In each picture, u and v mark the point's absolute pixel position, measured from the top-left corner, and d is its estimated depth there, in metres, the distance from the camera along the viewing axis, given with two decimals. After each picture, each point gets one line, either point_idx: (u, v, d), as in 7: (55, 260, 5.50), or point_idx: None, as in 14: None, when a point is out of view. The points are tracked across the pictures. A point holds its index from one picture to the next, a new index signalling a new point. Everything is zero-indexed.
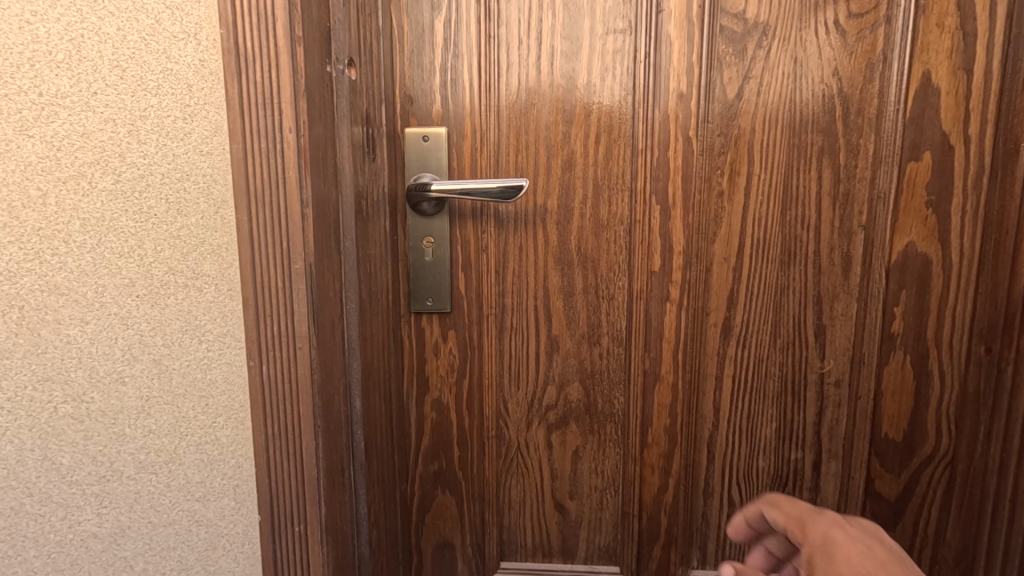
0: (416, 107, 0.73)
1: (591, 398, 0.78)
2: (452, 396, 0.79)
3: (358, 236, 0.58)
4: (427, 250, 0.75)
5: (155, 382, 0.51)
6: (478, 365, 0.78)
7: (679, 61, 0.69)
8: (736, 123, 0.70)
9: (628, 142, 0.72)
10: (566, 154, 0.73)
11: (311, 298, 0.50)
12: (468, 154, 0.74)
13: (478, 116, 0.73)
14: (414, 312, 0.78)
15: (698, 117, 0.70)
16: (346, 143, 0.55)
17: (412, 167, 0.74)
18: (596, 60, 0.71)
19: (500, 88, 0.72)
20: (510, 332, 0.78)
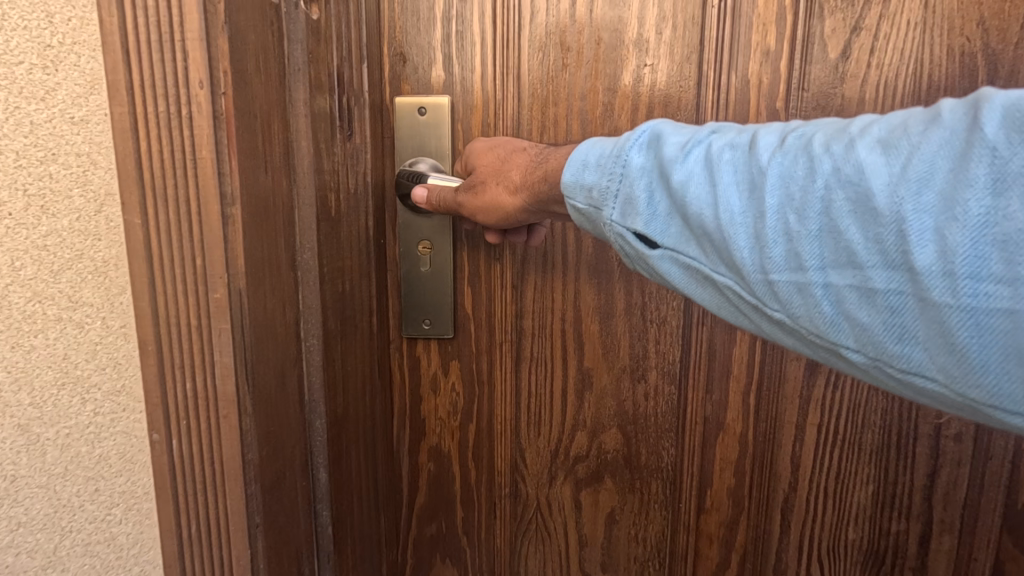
0: (416, 71, 0.58)
1: (631, 449, 0.64)
2: (454, 445, 0.65)
3: (323, 248, 0.41)
4: (423, 258, 0.60)
5: (22, 458, 0.34)
6: (490, 403, 0.63)
7: (769, 6, 0.53)
8: (839, 91, 0.54)
9: (689, 117, 0.57)
10: (607, 133, 0.58)
11: (241, 343, 0.33)
12: (477, 132, 0.58)
13: (492, 81, 0.57)
14: (406, 336, 0.62)
15: (788, 84, 0.54)
16: (301, 110, 0.38)
17: (405, 150, 0.58)
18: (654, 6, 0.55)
19: (521, 45, 0.57)
20: (531, 363, 0.63)
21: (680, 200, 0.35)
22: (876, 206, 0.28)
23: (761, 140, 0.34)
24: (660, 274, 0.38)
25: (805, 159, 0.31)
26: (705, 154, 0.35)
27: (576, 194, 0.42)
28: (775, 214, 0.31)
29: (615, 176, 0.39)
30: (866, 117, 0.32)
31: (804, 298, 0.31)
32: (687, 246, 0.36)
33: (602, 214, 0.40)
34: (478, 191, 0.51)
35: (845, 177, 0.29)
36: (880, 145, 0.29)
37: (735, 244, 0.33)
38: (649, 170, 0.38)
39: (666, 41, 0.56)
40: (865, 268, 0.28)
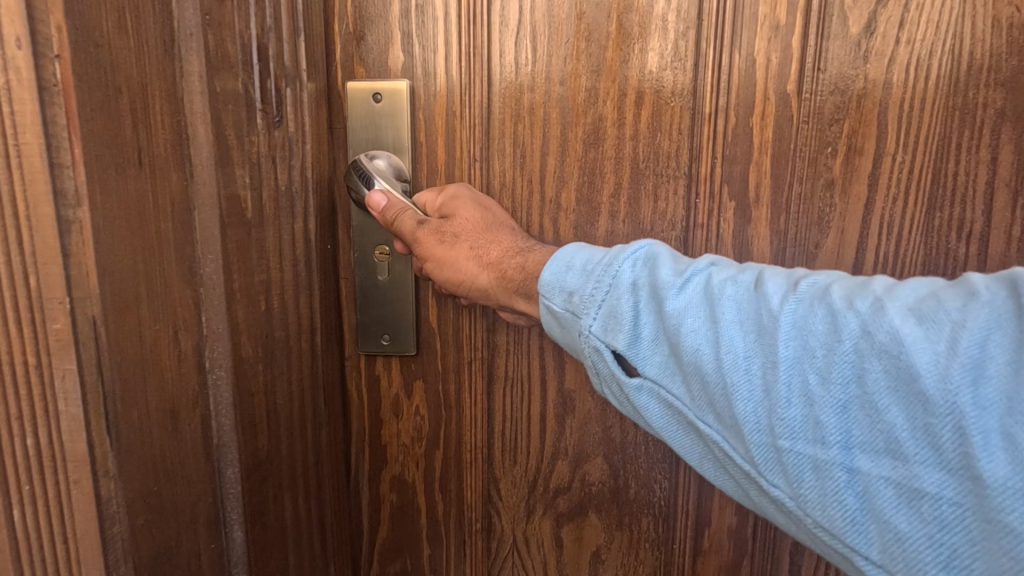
0: (370, 50, 0.50)
1: (619, 481, 0.57)
2: (419, 474, 0.57)
3: (232, 257, 0.34)
4: (381, 265, 0.53)
5: None
6: (459, 428, 0.56)
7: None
8: (861, 73, 0.47)
9: (685, 102, 0.49)
10: (591, 122, 0.51)
11: (96, 377, 0.26)
12: (441, 120, 0.51)
13: (459, 62, 0.50)
14: (363, 354, 0.55)
15: (801, 63, 0.46)
16: (196, 88, 0.32)
17: (356, 141, 0.50)
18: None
19: (491, 20, 0.50)
20: (506, 383, 0.56)
21: (676, 332, 0.35)
22: (922, 387, 0.27)
23: (768, 281, 0.34)
24: (642, 407, 0.37)
25: (823, 310, 0.31)
26: (705, 285, 0.36)
27: (552, 295, 0.42)
28: (790, 369, 0.30)
29: (602, 284, 0.39)
30: (883, 277, 0.33)
31: (820, 478, 0.30)
32: (673, 382, 0.35)
33: (583, 323, 0.39)
34: (448, 244, 0.46)
35: (878, 345, 0.29)
36: (912, 313, 0.29)
37: (737, 395, 0.32)
38: (645, 290, 0.37)
39: (658, 15, 0.48)
40: (909, 460, 0.27)
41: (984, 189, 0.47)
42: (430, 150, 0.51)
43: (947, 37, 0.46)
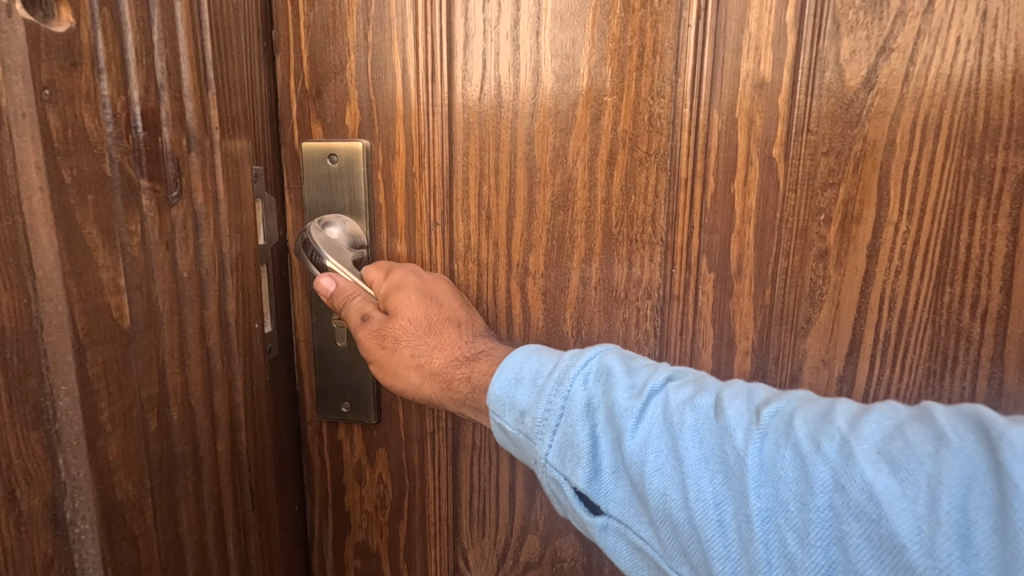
0: (327, 108, 0.48)
1: (593, 558, 0.53)
2: (383, 542, 0.55)
3: (103, 386, 0.31)
4: (339, 331, 0.50)
5: None
6: (424, 499, 0.54)
7: (763, 21, 0.41)
8: (858, 133, 0.42)
9: (661, 163, 0.45)
10: (559, 183, 0.47)
11: None
12: (401, 181, 0.48)
13: (418, 120, 0.47)
14: (324, 420, 0.53)
15: (789, 123, 0.42)
16: (39, 210, 0.27)
17: (313, 204, 0.48)
18: (616, 25, 0.44)
19: (453, 76, 0.47)
20: (473, 454, 0.53)
21: (640, 472, 0.32)
22: (909, 557, 0.25)
23: (729, 410, 0.32)
24: (607, 547, 0.34)
25: (791, 452, 0.29)
26: (664, 411, 0.34)
27: (503, 413, 0.38)
28: (765, 525, 0.28)
29: (553, 406, 0.36)
30: (843, 405, 0.32)
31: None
32: (640, 524, 0.33)
33: (537, 450, 0.36)
34: (390, 349, 0.43)
35: (855, 502, 0.27)
36: (883, 461, 0.27)
37: (713, 553, 0.29)
38: (602, 412, 0.35)
39: (632, 68, 0.44)
40: None
41: (1002, 264, 0.42)
42: (390, 212, 0.49)
43: (958, 94, 0.40)
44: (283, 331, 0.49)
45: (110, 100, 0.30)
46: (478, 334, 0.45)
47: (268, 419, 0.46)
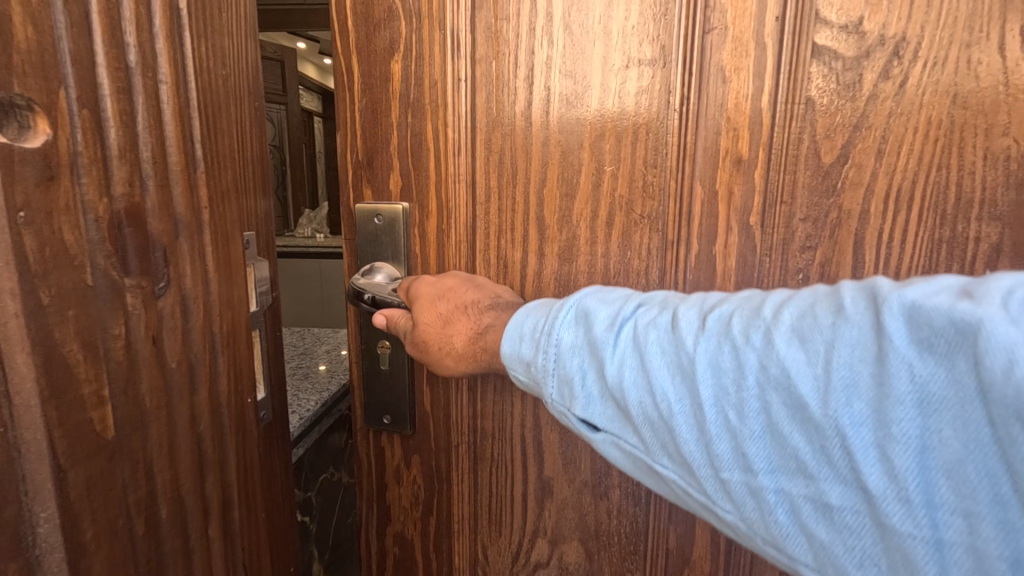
0: (374, 175, 0.58)
1: (595, 563, 0.60)
2: (417, 533, 0.65)
3: (88, 510, 0.28)
4: (383, 357, 0.61)
5: None
6: (449, 500, 0.63)
7: (740, 106, 0.46)
8: (834, 203, 0.46)
9: (652, 225, 0.51)
10: (564, 239, 0.54)
11: None
12: (433, 236, 0.58)
13: (447, 186, 0.56)
14: (370, 429, 0.64)
15: (764, 195, 0.47)
16: (16, 337, 0.24)
17: (362, 255, 0.59)
18: (613, 105, 0.50)
19: (476, 149, 0.55)
20: (491, 465, 0.62)
21: (620, 388, 0.37)
22: (811, 412, 0.29)
23: (680, 319, 0.36)
24: (608, 454, 0.40)
25: (728, 346, 0.32)
26: (633, 333, 0.37)
27: (515, 366, 0.45)
28: (713, 409, 0.32)
29: (547, 355, 0.41)
30: (776, 295, 0.34)
31: (757, 502, 0.32)
32: (627, 432, 0.38)
33: (545, 393, 0.42)
34: (426, 350, 0.51)
35: (773, 377, 0.30)
36: (796, 338, 0.30)
37: (679, 437, 0.34)
38: (585, 347, 0.40)
39: (627, 143, 0.51)
40: (817, 479, 0.29)
41: None
42: (424, 261, 0.58)
43: (930, 168, 0.43)
44: (277, 399, 0.45)
45: (93, 205, 0.27)
46: (484, 310, 0.51)
47: (260, 498, 0.42)
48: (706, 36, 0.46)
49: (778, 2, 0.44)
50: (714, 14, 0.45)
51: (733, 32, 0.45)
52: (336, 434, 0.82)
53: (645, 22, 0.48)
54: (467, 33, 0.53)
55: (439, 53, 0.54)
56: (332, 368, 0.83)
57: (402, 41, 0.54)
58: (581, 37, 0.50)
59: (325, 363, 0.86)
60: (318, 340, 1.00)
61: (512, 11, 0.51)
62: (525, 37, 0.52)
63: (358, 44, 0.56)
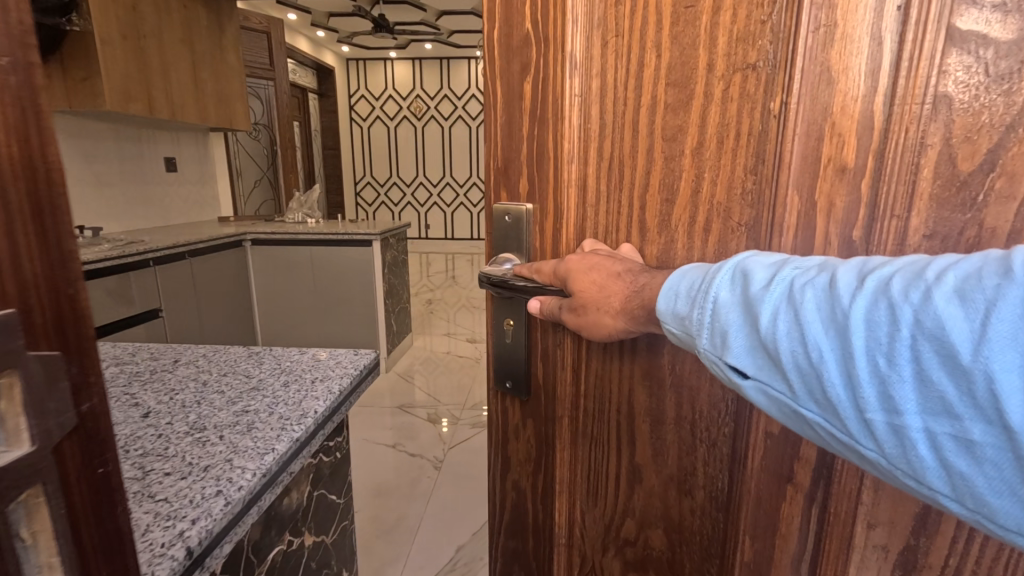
0: (508, 179, 0.68)
1: (676, 554, 0.64)
2: (529, 485, 0.76)
3: None
4: (508, 331, 0.73)
5: None
6: (551, 464, 0.72)
7: (846, 108, 0.43)
8: (966, 219, 0.40)
9: (748, 234, 0.50)
10: (663, 242, 0.57)
11: None
12: (550, 233, 0.66)
13: (559, 191, 0.63)
14: (496, 389, 0.76)
15: (872, 207, 0.43)
16: None
17: (497, 245, 0.71)
18: (715, 112, 0.50)
19: (589, 155, 0.61)
20: (590, 442, 0.68)
21: (772, 339, 0.41)
22: (961, 361, 0.32)
23: (840, 281, 0.39)
24: (753, 399, 0.44)
25: (885, 303, 0.36)
26: (788, 291, 0.42)
27: (669, 322, 0.50)
28: (865, 360, 0.36)
29: (703, 309, 0.47)
30: (939, 257, 0.36)
31: (900, 441, 0.35)
32: (776, 380, 0.42)
33: (697, 343, 0.47)
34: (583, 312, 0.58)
35: (928, 330, 0.33)
36: (957, 296, 0.33)
37: (828, 382, 0.38)
38: (742, 304, 0.44)
39: (727, 151, 0.50)
40: (962, 420, 0.32)
41: None
42: (542, 253, 0.68)
43: None
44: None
45: None
46: (638, 274, 0.56)
47: None
48: (811, 34, 0.44)
49: None
50: (823, 10, 0.43)
51: (841, 30, 0.43)
52: (287, 496, 0.82)
53: (750, 25, 0.47)
54: (584, 52, 0.58)
55: (560, 70, 0.59)
56: (285, 418, 0.70)
57: (532, 63, 0.62)
58: (685, 46, 0.51)
59: (274, 404, 0.74)
60: (270, 364, 0.89)
61: (626, 30, 0.55)
62: (634, 53, 0.55)
63: (499, 67, 0.65)
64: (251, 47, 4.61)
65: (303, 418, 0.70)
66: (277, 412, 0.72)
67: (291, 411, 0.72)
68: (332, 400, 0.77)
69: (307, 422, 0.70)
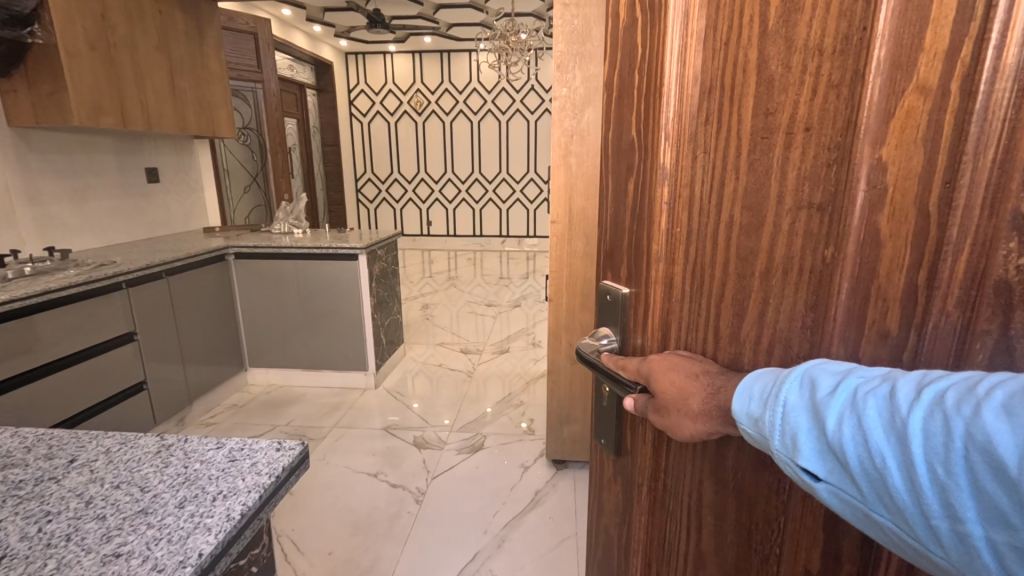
0: (614, 262, 0.72)
1: None
2: (616, 531, 0.78)
3: None
4: (605, 394, 0.77)
5: None
6: (630, 525, 0.74)
7: (893, 277, 0.44)
8: None
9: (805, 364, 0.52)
10: (731, 352, 0.57)
11: None
12: (642, 313, 0.66)
13: (642, 282, 0.65)
14: (598, 441, 0.82)
15: None
16: None
17: (602, 317, 0.75)
18: (782, 244, 0.51)
19: (683, 249, 0.59)
20: (665, 514, 0.68)
21: (839, 443, 0.41)
22: (1010, 474, 0.33)
23: (899, 391, 0.39)
24: (826, 501, 0.44)
25: (940, 414, 0.37)
26: (852, 397, 0.42)
27: (744, 422, 0.49)
28: (925, 468, 0.37)
29: (773, 410, 0.46)
30: (992, 376, 0.37)
31: (965, 549, 0.35)
32: (847, 484, 0.42)
33: (770, 445, 0.47)
34: (663, 415, 0.59)
35: (979, 443, 0.34)
36: (1005, 412, 0.34)
37: (894, 488, 0.38)
38: (810, 407, 0.44)
39: (790, 282, 0.51)
40: (1018, 531, 0.33)
41: None
42: (636, 336, 0.68)
43: None
44: None
45: None
46: (714, 374, 0.56)
47: None
48: (865, 191, 0.44)
49: (948, 167, 0.40)
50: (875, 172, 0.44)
51: (893, 194, 0.43)
52: None
53: (817, 167, 0.48)
54: (672, 162, 0.58)
55: (645, 167, 0.62)
56: (154, 564, 0.69)
57: (635, 167, 0.64)
58: (759, 174, 0.52)
59: (154, 539, 0.73)
60: (173, 468, 0.89)
61: (713, 148, 0.55)
62: (717, 169, 0.55)
63: (614, 155, 0.70)
64: (258, 51, 4.60)
65: (179, 569, 0.68)
66: (152, 560, 0.69)
67: (171, 557, 0.70)
68: (223, 536, 0.74)
69: (183, 572, 0.67)
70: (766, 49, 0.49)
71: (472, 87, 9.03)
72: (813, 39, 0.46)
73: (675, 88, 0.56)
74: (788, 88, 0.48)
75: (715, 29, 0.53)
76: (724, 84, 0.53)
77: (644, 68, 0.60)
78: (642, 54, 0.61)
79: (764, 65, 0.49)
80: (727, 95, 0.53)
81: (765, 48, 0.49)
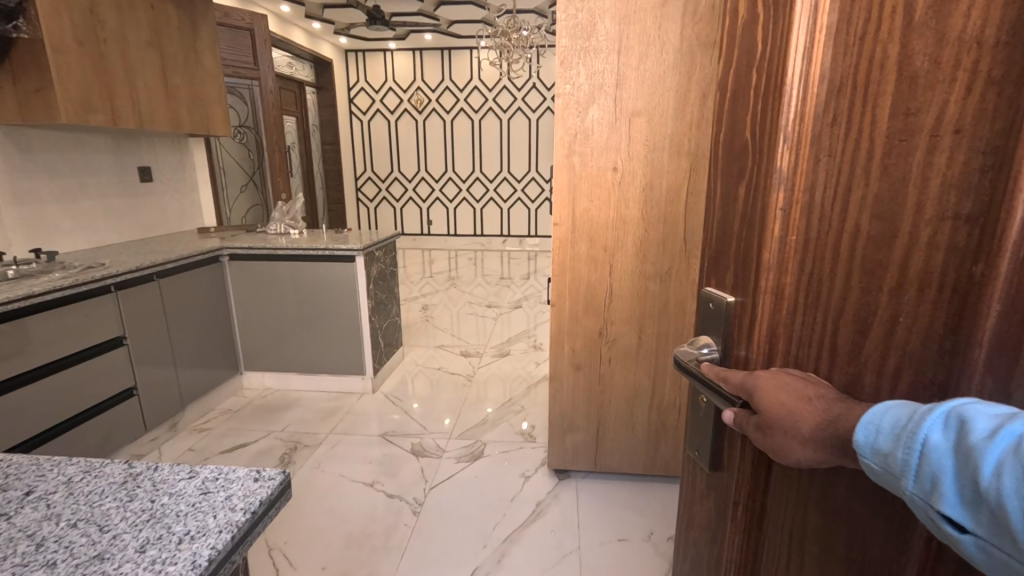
0: (718, 267, 0.69)
1: None
2: (707, 546, 0.76)
3: None
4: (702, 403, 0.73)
5: None
6: (722, 544, 0.71)
7: None
8: None
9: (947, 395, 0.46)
10: (851, 374, 0.53)
11: None
12: (746, 323, 0.62)
13: (754, 293, 0.61)
14: (692, 451, 0.78)
15: None
16: None
17: (702, 325, 0.72)
18: (922, 257, 0.46)
19: (795, 264, 0.56)
20: (760, 534, 0.66)
21: (1000, 496, 0.36)
22: None
23: None
24: (973, 558, 0.39)
25: None
26: (1018, 444, 0.36)
27: (867, 454, 0.44)
28: None
29: (910, 448, 0.41)
30: None
31: None
32: (1005, 544, 0.36)
33: (903, 485, 0.42)
34: (768, 434, 0.54)
35: None
36: None
37: None
38: (960, 451, 0.39)
39: (928, 299, 0.46)
40: None
41: None
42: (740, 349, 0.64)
43: None
44: None
45: None
46: (833, 402, 0.50)
47: None
48: None
49: None
50: None
51: None
52: None
53: (967, 175, 0.43)
54: (790, 167, 0.54)
55: (755, 169, 0.59)
56: None
57: (746, 171, 0.61)
58: (895, 179, 0.47)
59: None
60: (139, 503, 0.80)
61: (840, 150, 0.51)
62: (845, 174, 0.51)
63: (724, 156, 0.67)
64: (254, 47, 4.50)
65: None
66: None
67: None
68: None
69: None
70: (911, 42, 0.45)
71: (472, 86, 8.93)
72: (970, 30, 0.41)
73: (798, 86, 0.52)
74: (936, 86, 0.44)
75: (850, 22, 0.48)
76: (858, 81, 0.49)
77: (763, 68, 0.57)
78: (762, 50, 0.58)
79: (907, 60, 0.45)
80: (859, 94, 0.49)
81: (910, 42, 0.45)
